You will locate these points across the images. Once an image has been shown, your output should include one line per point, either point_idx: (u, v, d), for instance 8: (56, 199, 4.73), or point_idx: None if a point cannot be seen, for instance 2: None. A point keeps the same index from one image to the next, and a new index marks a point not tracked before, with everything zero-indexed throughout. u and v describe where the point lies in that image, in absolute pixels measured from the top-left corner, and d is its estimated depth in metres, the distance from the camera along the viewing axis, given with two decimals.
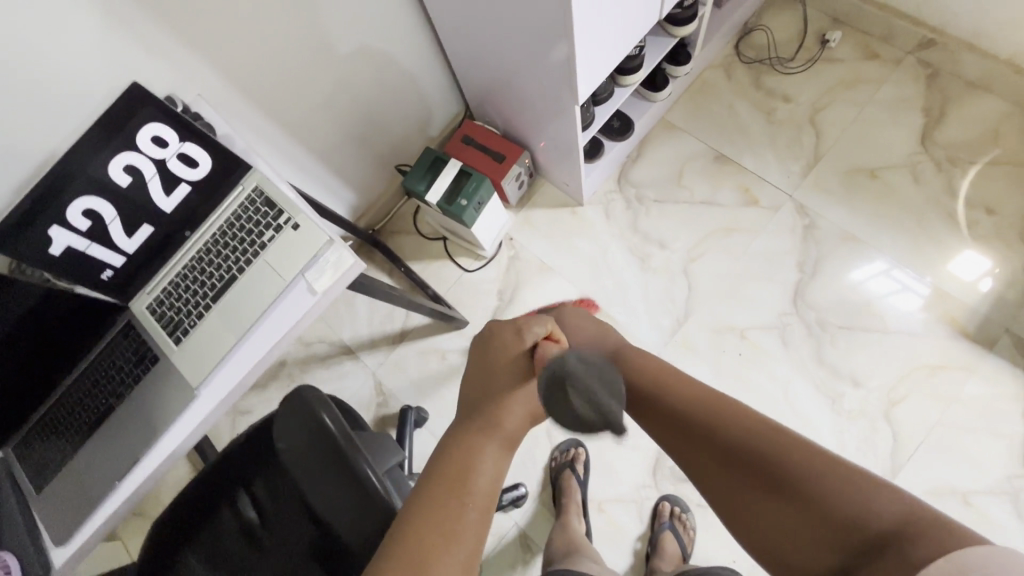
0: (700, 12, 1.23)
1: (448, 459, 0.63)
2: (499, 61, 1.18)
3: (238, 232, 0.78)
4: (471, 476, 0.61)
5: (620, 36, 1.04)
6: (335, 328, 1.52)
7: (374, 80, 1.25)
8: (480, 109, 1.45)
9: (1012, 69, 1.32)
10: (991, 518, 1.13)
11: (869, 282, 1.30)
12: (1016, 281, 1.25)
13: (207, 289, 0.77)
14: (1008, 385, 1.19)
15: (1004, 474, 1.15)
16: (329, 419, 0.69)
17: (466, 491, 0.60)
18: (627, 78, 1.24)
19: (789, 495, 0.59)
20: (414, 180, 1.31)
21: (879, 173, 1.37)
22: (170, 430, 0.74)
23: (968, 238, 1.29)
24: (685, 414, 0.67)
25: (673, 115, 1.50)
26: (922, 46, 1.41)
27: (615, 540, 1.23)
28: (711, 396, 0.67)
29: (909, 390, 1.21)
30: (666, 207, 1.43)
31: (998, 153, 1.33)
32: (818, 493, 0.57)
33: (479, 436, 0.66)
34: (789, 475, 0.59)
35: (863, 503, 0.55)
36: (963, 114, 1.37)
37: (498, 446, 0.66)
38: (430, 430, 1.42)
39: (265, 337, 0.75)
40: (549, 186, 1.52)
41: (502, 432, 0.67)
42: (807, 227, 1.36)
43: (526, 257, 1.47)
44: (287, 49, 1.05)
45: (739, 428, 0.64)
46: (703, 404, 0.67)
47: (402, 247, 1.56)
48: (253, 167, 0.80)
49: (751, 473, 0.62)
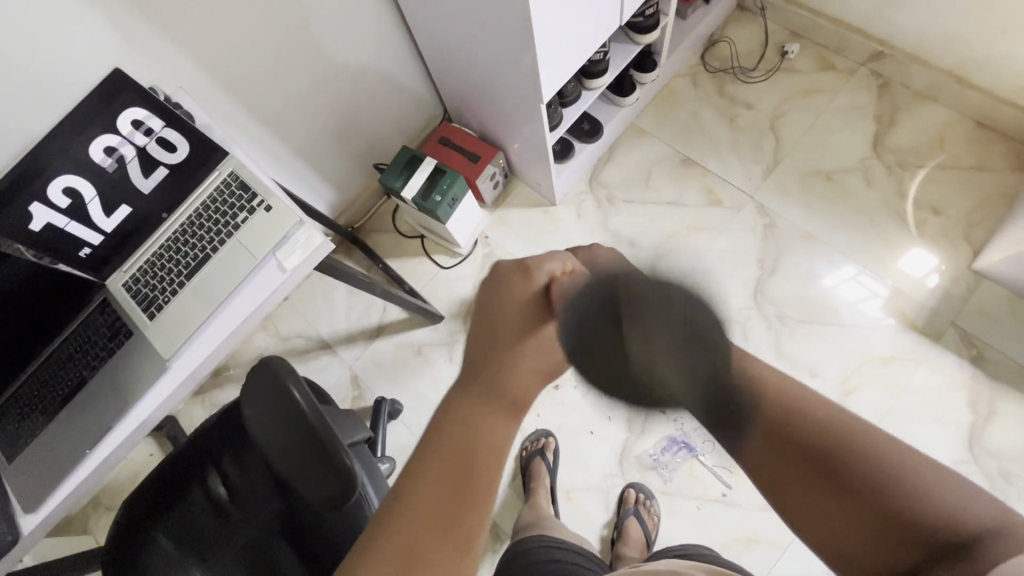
0: (662, 22, 1.32)
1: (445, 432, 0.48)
2: (472, 64, 1.24)
3: (213, 214, 0.82)
4: (479, 448, 0.47)
5: (582, 42, 1.11)
6: (313, 323, 1.56)
7: (353, 81, 1.30)
8: (457, 111, 1.52)
9: (955, 80, 1.42)
10: None
11: (839, 289, 1.37)
12: (960, 277, 1.34)
13: (181, 268, 0.81)
14: (953, 374, 1.28)
15: (950, 459, 1.23)
16: (296, 391, 0.71)
17: (472, 466, 0.46)
18: (593, 82, 1.32)
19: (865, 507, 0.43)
20: (391, 177, 1.37)
21: (834, 176, 1.46)
22: (142, 401, 0.78)
23: (916, 237, 1.38)
24: (740, 394, 0.50)
25: (643, 120, 1.58)
26: (873, 58, 1.51)
27: (583, 527, 1.27)
28: (774, 369, 0.50)
29: (862, 379, 1.30)
30: (635, 207, 1.51)
31: (942, 159, 1.43)
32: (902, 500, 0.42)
33: (495, 396, 0.50)
34: (866, 476, 0.43)
35: (962, 511, 0.41)
36: (911, 122, 1.47)
37: (506, 412, 0.50)
38: (405, 422, 1.45)
39: (236, 313, 0.79)
40: (523, 187, 1.58)
41: (510, 393, 0.51)
42: (767, 226, 1.44)
43: (501, 254, 1.54)
44: (268, 49, 1.10)
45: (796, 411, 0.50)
46: (771, 367, 0.50)
47: (380, 245, 1.61)
48: (230, 153, 0.85)
49: (819, 473, 0.45)
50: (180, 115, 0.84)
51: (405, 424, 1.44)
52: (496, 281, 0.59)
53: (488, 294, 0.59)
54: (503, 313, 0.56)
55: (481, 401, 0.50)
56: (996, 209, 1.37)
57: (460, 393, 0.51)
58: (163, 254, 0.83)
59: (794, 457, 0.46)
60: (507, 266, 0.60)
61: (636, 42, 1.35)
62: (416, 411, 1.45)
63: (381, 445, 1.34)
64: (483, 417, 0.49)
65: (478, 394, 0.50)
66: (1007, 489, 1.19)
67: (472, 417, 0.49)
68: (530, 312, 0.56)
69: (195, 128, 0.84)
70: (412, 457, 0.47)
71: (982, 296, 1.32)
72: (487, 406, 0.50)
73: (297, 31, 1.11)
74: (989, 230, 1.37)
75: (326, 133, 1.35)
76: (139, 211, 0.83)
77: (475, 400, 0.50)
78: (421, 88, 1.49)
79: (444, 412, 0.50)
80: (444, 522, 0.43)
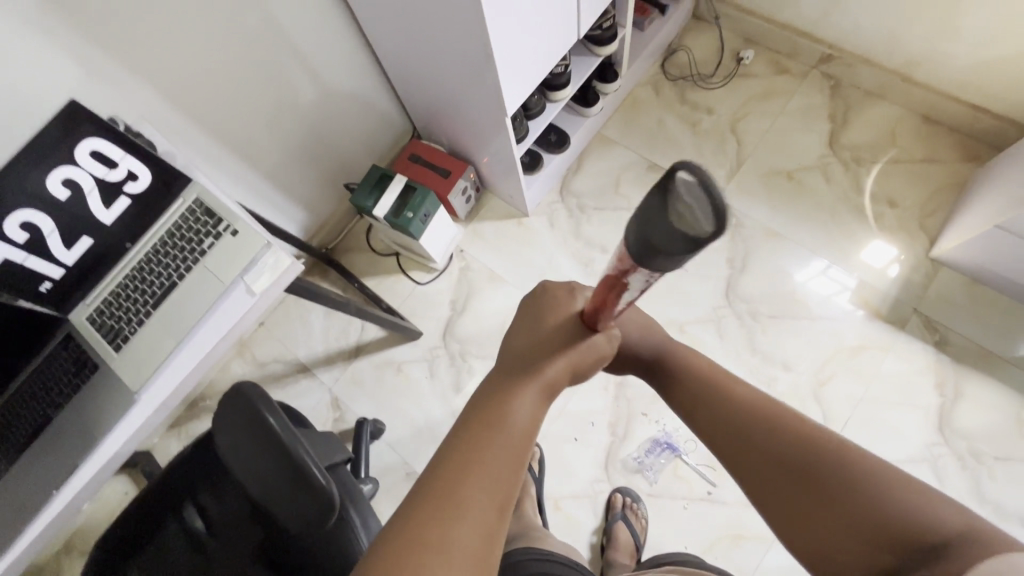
0: (620, 34, 1.37)
1: (482, 411, 0.56)
2: (437, 81, 1.26)
3: (178, 241, 0.82)
4: (506, 431, 0.54)
5: (541, 54, 1.14)
6: (289, 348, 1.54)
7: (318, 102, 1.31)
8: (426, 129, 1.53)
9: (901, 79, 1.49)
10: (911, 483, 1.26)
11: (811, 283, 1.42)
12: (918, 265, 1.41)
13: (147, 297, 0.81)
14: (919, 359, 1.34)
15: (923, 442, 1.28)
16: (272, 418, 0.69)
17: (495, 446, 0.53)
18: (557, 93, 1.36)
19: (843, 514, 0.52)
20: (362, 197, 1.38)
21: (795, 175, 1.51)
22: (112, 433, 0.78)
23: (876, 229, 1.44)
24: (734, 418, 0.60)
25: (609, 130, 1.62)
26: (823, 60, 1.57)
27: (572, 534, 1.29)
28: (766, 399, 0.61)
29: (834, 370, 1.35)
30: (605, 213, 1.55)
31: (895, 154, 1.49)
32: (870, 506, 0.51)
33: (524, 387, 0.58)
34: (841, 485, 0.53)
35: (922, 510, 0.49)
36: (863, 120, 1.54)
37: (538, 394, 0.58)
38: (388, 442, 1.43)
39: (206, 339, 0.80)
40: (495, 200, 1.61)
41: (541, 379, 0.58)
42: (734, 227, 1.49)
43: (477, 267, 1.55)
44: (230, 74, 1.10)
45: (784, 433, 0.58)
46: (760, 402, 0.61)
47: (354, 264, 1.61)
48: (193, 179, 0.85)
49: (804, 483, 0.55)
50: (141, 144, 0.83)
51: (388, 444, 1.43)
52: (534, 299, 0.65)
53: (525, 310, 0.64)
54: (541, 323, 0.62)
55: (512, 389, 0.57)
56: (947, 200, 1.45)
57: (492, 388, 0.59)
58: (128, 284, 0.83)
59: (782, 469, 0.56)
60: (544, 286, 0.65)
61: (595, 53, 1.39)
62: (398, 431, 1.44)
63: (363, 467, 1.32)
64: (512, 401, 0.56)
65: (508, 382, 0.58)
66: (979, 468, 1.25)
67: (501, 402, 0.56)
68: (564, 326, 0.61)
69: (158, 156, 0.84)
70: (444, 439, 0.54)
71: (940, 283, 1.39)
72: (515, 396, 0.57)
73: (260, 56, 1.12)
74: (942, 221, 1.44)
75: (295, 156, 1.35)
76: (103, 243, 0.83)
77: (503, 387, 0.58)
78: (389, 107, 1.50)
79: (478, 399, 0.57)
80: (465, 497, 0.49)
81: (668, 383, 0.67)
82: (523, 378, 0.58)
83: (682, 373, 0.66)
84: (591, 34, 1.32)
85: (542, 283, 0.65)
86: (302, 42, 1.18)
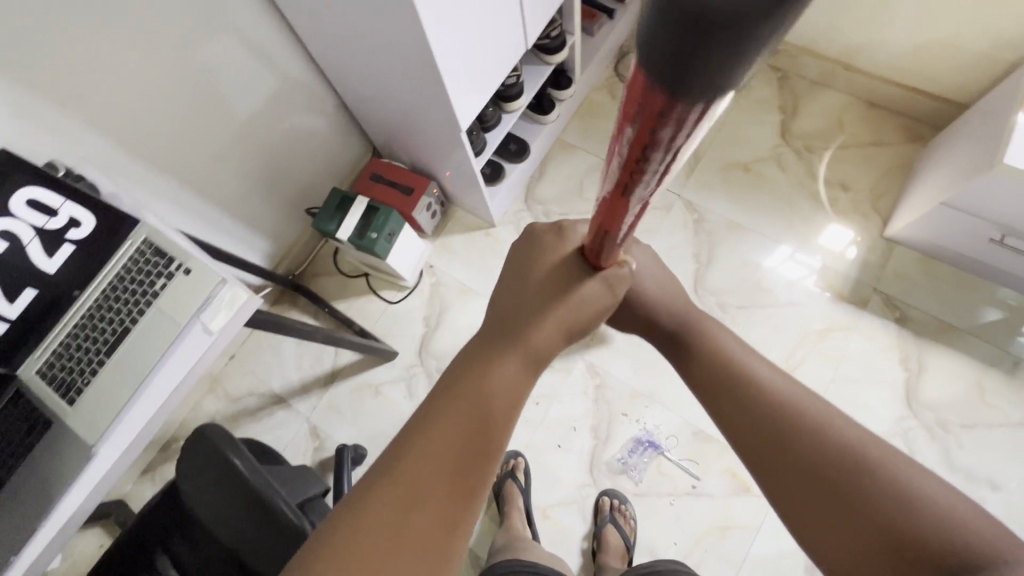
0: (570, 41, 1.40)
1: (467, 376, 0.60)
2: (391, 100, 1.26)
3: (128, 284, 0.80)
4: (488, 397, 0.58)
5: (491, 68, 1.16)
6: (270, 378, 1.58)
7: (272, 130, 1.30)
8: (386, 147, 1.54)
9: (843, 67, 1.56)
10: None
11: (783, 270, 1.53)
12: (874, 245, 1.53)
13: (99, 345, 0.79)
14: (883, 337, 1.47)
15: (896, 418, 1.41)
16: (239, 461, 0.67)
17: (481, 410, 0.57)
18: (512, 104, 1.42)
19: (853, 511, 0.54)
20: (324, 221, 1.42)
21: (752, 166, 1.61)
22: (72, 487, 0.76)
23: (832, 214, 1.55)
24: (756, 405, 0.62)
25: (573, 136, 1.72)
26: (769, 54, 1.63)
27: (564, 543, 1.33)
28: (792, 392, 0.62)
29: (804, 355, 1.47)
30: (571, 218, 1.65)
31: (844, 139, 1.59)
32: (884, 508, 0.53)
33: (512, 346, 0.62)
34: (860, 488, 0.54)
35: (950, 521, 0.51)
36: (809, 110, 1.62)
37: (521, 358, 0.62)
38: (368, 465, 1.48)
39: (166, 381, 0.79)
40: (460, 213, 1.68)
41: (529, 344, 0.63)
42: (697, 221, 1.59)
43: (447, 282, 1.64)
44: (179, 111, 1.08)
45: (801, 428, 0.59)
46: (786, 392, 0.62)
47: (324, 288, 1.67)
48: (141, 219, 0.83)
49: (817, 480, 0.56)
50: (83, 189, 0.83)
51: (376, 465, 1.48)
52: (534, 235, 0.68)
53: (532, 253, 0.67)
54: (534, 275, 0.66)
55: (502, 348, 0.62)
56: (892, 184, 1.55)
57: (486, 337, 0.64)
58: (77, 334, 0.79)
59: (792, 456, 0.58)
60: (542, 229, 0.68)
61: (548, 62, 1.42)
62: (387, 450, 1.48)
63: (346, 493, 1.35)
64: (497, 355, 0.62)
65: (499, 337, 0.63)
66: (947, 437, 1.39)
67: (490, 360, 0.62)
68: (557, 279, 0.65)
69: (101, 200, 0.83)
70: (426, 402, 0.59)
71: (891, 263, 1.52)
72: (504, 350, 0.62)
73: (214, 97, 1.13)
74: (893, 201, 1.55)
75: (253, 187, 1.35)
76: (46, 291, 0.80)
77: (494, 344, 0.63)
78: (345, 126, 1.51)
79: (468, 354, 0.63)
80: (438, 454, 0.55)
81: (687, 357, 0.71)
82: (508, 342, 0.62)
83: (709, 349, 0.69)
84: (541, 44, 1.35)
85: (542, 227, 0.69)
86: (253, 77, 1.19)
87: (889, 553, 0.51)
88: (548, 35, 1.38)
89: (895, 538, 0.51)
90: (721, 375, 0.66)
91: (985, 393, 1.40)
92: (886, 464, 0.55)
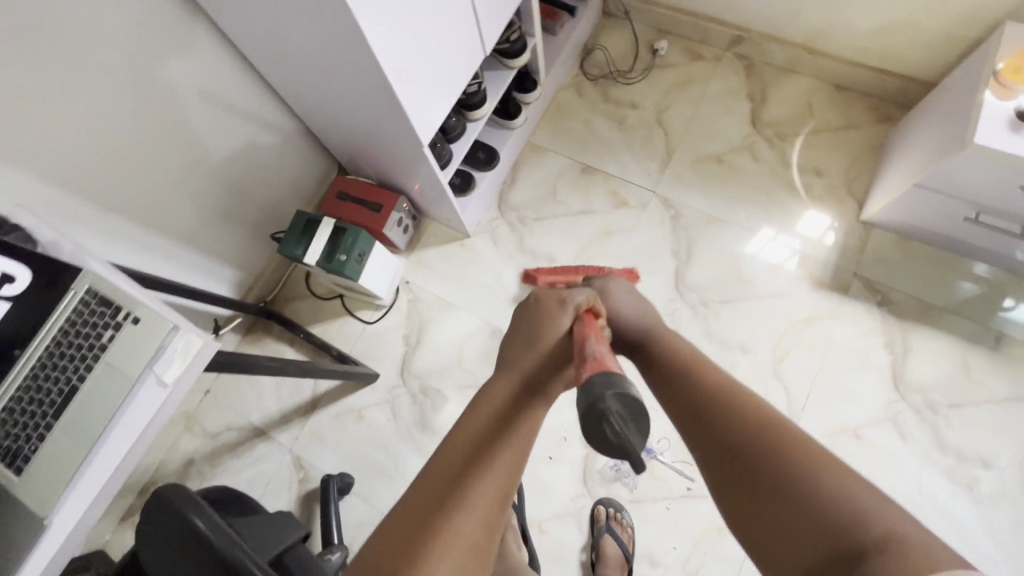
0: (530, 43, 1.35)
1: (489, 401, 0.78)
2: (352, 116, 1.22)
3: (74, 338, 0.83)
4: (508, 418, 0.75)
5: (448, 77, 1.13)
6: (250, 409, 1.54)
7: (227, 156, 1.30)
8: (352, 163, 1.50)
9: (807, 51, 1.55)
10: (876, 443, 1.38)
11: (761, 253, 1.52)
12: (851, 231, 1.52)
13: (48, 405, 0.82)
14: (866, 321, 1.45)
15: (883, 403, 1.40)
16: (203, 522, 0.68)
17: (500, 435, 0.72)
18: (475, 113, 1.35)
19: (780, 489, 0.61)
20: (291, 246, 1.38)
21: (725, 158, 1.59)
22: (34, 553, 0.78)
23: (807, 201, 1.54)
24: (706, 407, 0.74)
25: (541, 139, 1.68)
26: (734, 43, 1.62)
27: (561, 558, 1.38)
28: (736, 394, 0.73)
29: (790, 346, 1.46)
30: (546, 223, 1.61)
31: (813, 124, 1.58)
32: (803, 483, 0.60)
33: (524, 385, 0.81)
34: (775, 473, 0.62)
35: (857, 506, 0.56)
36: (780, 96, 1.61)
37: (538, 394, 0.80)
38: (357, 493, 1.46)
39: (122, 437, 0.80)
40: (435, 226, 1.64)
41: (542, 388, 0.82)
42: (674, 217, 1.57)
43: (425, 297, 1.59)
44: (125, 144, 1.08)
45: (741, 424, 0.69)
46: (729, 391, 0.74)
47: (299, 312, 1.63)
48: (85, 269, 0.86)
49: (743, 471, 0.65)
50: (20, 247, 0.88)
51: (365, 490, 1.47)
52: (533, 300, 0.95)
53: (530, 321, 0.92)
54: (540, 325, 0.90)
55: (514, 384, 0.81)
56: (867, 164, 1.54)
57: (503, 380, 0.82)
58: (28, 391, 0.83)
59: (728, 448, 0.68)
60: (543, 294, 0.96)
61: (510, 66, 1.38)
62: (375, 473, 1.47)
63: (334, 524, 1.34)
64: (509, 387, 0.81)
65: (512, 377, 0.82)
66: (935, 418, 1.38)
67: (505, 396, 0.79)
68: (558, 344, 0.87)
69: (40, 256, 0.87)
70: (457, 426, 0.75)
71: (870, 246, 1.50)
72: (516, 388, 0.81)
73: (166, 128, 1.14)
74: (866, 183, 1.54)
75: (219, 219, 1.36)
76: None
77: (507, 382, 0.81)
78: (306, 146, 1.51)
79: (487, 390, 0.81)
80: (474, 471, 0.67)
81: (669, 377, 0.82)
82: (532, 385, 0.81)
83: (670, 367, 0.83)
84: (500, 50, 1.31)
85: (539, 293, 0.96)
86: (206, 107, 1.19)
87: (818, 541, 0.56)
88: (507, 39, 1.32)
89: (820, 515, 0.57)
90: (691, 389, 0.77)
91: (971, 370, 1.39)
92: (802, 443, 0.64)
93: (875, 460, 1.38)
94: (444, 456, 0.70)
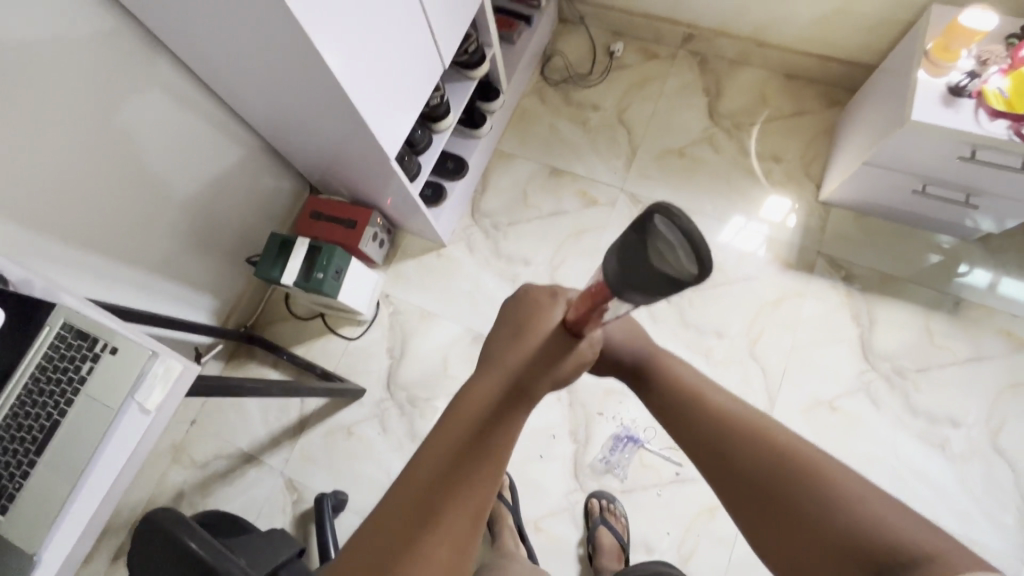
0: (489, 54, 1.45)
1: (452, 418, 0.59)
2: (320, 135, 1.25)
3: (54, 371, 0.91)
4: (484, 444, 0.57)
5: (409, 90, 1.18)
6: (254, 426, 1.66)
7: (189, 180, 1.37)
8: (322, 182, 1.63)
9: (755, 43, 1.69)
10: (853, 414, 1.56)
11: (735, 240, 1.68)
12: (811, 213, 1.69)
13: (32, 435, 0.89)
14: (834, 298, 1.63)
15: (857, 374, 1.58)
16: (193, 542, 0.83)
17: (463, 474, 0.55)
18: (440, 125, 1.42)
19: (793, 512, 0.53)
20: (267, 268, 1.46)
21: (686, 151, 1.74)
22: None
23: (769, 186, 1.70)
24: (715, 421, 0.61)
25: (510, 145, 1.80)
26: (686, 40, 1.77)
27: (558, 553, 1.41)
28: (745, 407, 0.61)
29: (762, 326, 1.62)
30: (519, 228, 1.73)
31: (769, 113, 1.73)
32: (836, 519, 0.51)
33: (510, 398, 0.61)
34: (806, 499, 0.53)
35: (900, 526, 0.50)
36: (735, 87, 1.76)
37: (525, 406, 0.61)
38: (352, 508, 1.57)
39: (110, 460, 0.87)
40: (411, 238, 1.77)
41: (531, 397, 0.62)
42: (641, 208, 1.70)
43: (406, 309, 1.71)
44: (87, 182, 1.15)
45: (761, 442, 0.57)
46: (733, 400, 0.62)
47: (280, 334, 1.75)
48: (58, 304, 0.92)
49: (760, 495, 0.55)
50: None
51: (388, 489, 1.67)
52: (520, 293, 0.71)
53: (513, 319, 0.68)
54: (521, 317, 0.68)
55: (494, 392, 0.61)
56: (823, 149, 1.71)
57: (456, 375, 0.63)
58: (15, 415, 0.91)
59: (736, 470, 0.57)
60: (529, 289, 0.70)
61: (471, 76, 1.47)
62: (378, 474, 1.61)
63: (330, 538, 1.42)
64: (486, 392, 0.61)
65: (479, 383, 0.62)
66: (904, 382, 1.56)
67: (474, 416, 0.59)
68: (547, 341, 0.65)
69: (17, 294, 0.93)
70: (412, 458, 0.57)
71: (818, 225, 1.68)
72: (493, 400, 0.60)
73: (126, 161, 1.21)
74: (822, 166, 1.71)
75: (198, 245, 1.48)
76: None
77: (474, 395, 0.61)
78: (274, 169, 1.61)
79: (459, 393, 0.61)
80: (440, 513, 0.53)
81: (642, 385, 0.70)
82: (517, 395, 0.61)
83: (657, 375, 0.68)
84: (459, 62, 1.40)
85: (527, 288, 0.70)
86: (178, 146, 1.30)
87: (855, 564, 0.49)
88: (466, 51, 1.42)
89: (848, 544, 0.50)
90: (687, 399, 0.64)
91: (933, 335, 1.59)
92: (834, 474, 0.53)
93: (854, 427, 1.55)
94: (397, 492, 0.55)
